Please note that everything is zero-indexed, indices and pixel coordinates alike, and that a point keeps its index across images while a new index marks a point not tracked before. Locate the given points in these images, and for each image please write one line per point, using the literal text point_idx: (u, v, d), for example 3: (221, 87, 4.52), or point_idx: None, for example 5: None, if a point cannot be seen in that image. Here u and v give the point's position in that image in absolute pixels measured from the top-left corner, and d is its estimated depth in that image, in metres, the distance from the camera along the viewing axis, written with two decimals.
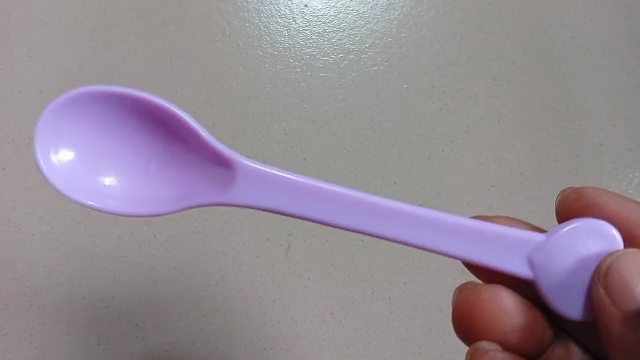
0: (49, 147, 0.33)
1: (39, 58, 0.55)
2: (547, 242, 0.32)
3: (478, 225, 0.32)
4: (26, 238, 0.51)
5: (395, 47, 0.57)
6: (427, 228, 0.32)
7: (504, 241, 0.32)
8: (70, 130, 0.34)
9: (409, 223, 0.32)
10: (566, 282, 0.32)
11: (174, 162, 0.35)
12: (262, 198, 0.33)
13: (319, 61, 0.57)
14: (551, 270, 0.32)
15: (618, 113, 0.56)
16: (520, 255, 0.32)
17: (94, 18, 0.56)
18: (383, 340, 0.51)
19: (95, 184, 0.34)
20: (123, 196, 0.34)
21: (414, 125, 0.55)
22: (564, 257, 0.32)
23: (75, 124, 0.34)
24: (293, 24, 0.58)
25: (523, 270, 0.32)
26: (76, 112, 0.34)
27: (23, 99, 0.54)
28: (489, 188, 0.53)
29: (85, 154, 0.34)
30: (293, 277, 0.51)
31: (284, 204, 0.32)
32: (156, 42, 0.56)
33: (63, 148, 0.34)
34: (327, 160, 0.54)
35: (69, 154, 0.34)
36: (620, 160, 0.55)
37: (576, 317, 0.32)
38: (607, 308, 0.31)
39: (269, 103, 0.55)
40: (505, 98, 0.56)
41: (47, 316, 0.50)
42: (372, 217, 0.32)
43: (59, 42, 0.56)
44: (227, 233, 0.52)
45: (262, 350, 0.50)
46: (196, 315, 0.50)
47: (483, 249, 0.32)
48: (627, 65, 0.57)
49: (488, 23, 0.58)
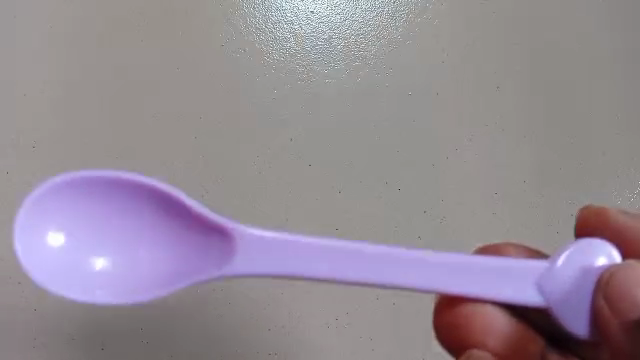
0: (37, 234, 0.34)
1: (43, 62, 0.55)
2: (552, 269, 0.34)
3: (456, 258, 0.34)
4: None
5: (400, 54, 0.58)
6: (438, 271, 0.34)
7: (506, 273, 0.34)
8: (42, 217, 0.35)
9: (422, 269, 0.34)
10: (571, 297, 0.34)
11: (167, 252, 0.36)
12: (275, 267, 0.34)
13: (324, 68, 0.58)
14: (557, 290, 0.34)
15: (621, 121, 0.57)
16: (528, 283, 0.34)
17: (99, 22, 0.57)
18: (386, 347, 0.52)
19: (93, 284, 0.35)
20: (114, 290, 0.35)
21: (418, 131, 0.56)
22: (567, 277, 0.34)
23: (52, 217, 0.35)
24: (299, 30, 0.59)
25: (539, 299, 0.34)
26: (73, 198, 0.35)
27: (27, 102, 0.54)
28: (493, 193, 0.55)
29: (73, 238, 0.35)
30: (298, 283, 0.52)
31: (275, 267, 0.34)
32: (162, 46, 0.56)
33: (52, 233, 0.35)
34: (331, 166, 0.54)
35: (58, 238, 0.35)
36: (623, 169, 0.56)
37: (583, 335, 0.35)
38: (610, 322, 0.33)
39: (273, 109, 0.56)
40: (507, 104, 0.57)
41: (50, 320, 0.50)
42: (366, 275, 0.33)
43: (63, 45, 0.56)
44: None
45: (266, 355, 0.51)
46: (201, 322, 0.51)
47: (491, 281, 0.34)
48: (631, 72, 0.58)
49: (492, 30, 0.59)
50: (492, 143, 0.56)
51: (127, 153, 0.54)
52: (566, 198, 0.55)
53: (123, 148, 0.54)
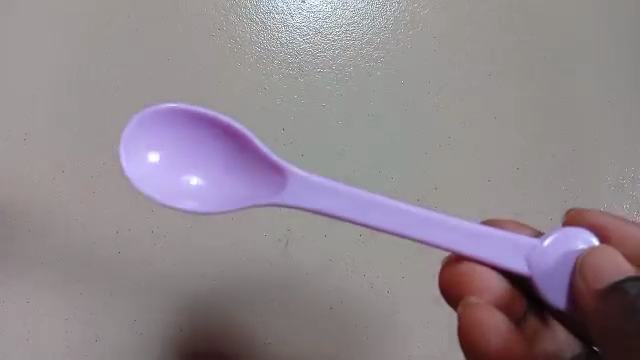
0: (145, 149, 0.39)
1: (30, 52, 0.54)
2: (539, 245, 0.38)
3: (479, 228, 0.38)
4: (25, 234, 0.51)
5: (392, 42, 0.58)
6: (463, 236, 0.38)
7: (505, 243, 0.38)
8: (147, 139, 0.39)
9: (455, 232, 0.38)
10: (551, 272, 0.38)
11: (244, 175, 0.40)
12: (320, 203, 0.38)
13: (316, 57, 0.57)
14: (542, 263, 0.38)
15: (612, 108, 0.57)
16: (517, 253, 0.38)
17: (87, 11, 0.55)
18: (381, 334, 0.52)
19: (188, 195, 0.39)
20: (204, 200, 0.39)
21: (412, 119, 0.56)
22: (553, 254, 0.38)
23: (151, 140, 0.39)
24: (290, 20, 0.57)
25: (523, 268, 0.38)
26: (177, 128, 0.40)
27: (17, 96, 0.54)
28: (486, 182, 0.55)
29: (171, 157, 0.40)
30: (293, 271, 0.52)
31: (314, 203, 0.38)
32: (152, 36, 0.56)
33: (155, 151, 0.39)
34: (325, 155, 0.54)
35: (158, 156, 0.39)
36: (614, 157, 0.56)
37: (559, 305, 0.39)
38: (584, 292, 0.37)
39: (266, 99, 0.55)
40: (500, 94, 0.57)
41: (44, 313, 0.50)
42: (408, 226, 0.37)
43: (52, 37, 0.55)
44: (225, 230, 0.52)
45: (263, 343, 0.51)
46: (196, 309, 0.51)
47: (499, 251, 0.38)
48: (623, 58, 0.58)
49: (483, 19, 0.58)
50: (484, 133, 0.56)
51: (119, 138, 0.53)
52: (559, 185, 0.55)
53: (115, 135, 0.53)
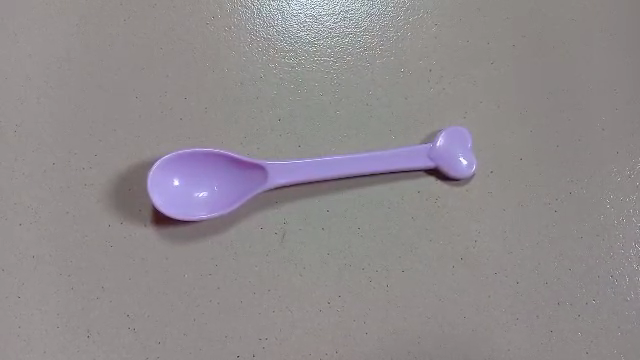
0: None
1: (20, 40, 0.52)
2: None
3: None
4: (12, 227, 0.49)
5: (391, 31, 0.56)
6: None
7: None
8: None
9: None
10: None
11: None
12: None
13: (313, 45, 0.55)
14: None
15: (618, 97, 0.57)
16: None
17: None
18: (381, 331, 0.51)
19: None
20: None
21: (412, 109, 0.55)
22: None
23: None
24: (287, 7, 0.55)
25: None
26: None
27: (9, 88, 0.51)
28: (489, 173, 0.54)
29: None
30: (289, 267, 0.51)
31: None
32: (146, 24, 0.53)
33: None
34: (322, 145, 0.53)
35: None
36: (622, 144, 0.56)
37: None
38: None
39: (263, 87, 0.53)
40: (502, 81, 0.56)
41: (35, 308, 0.48)
42: None
43: (45, 26, 0.52)
44: (223, 225, 0.51)
45: (257, 340, 0.49)
46: (188, 307, 0.49)
47: None
48: (626, 45, 0.58)
49: (485, 5, 0.57)
50: (485, 120, 0.55)
51: (110, 134, 0.51)
52: (566, 176, 0.55)
53: (106, 129, 0.51)
